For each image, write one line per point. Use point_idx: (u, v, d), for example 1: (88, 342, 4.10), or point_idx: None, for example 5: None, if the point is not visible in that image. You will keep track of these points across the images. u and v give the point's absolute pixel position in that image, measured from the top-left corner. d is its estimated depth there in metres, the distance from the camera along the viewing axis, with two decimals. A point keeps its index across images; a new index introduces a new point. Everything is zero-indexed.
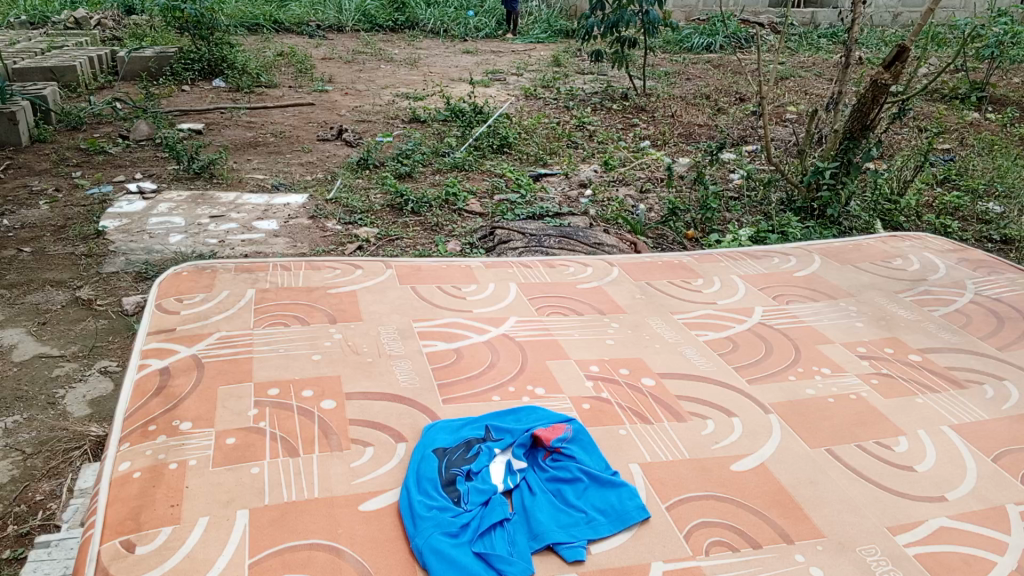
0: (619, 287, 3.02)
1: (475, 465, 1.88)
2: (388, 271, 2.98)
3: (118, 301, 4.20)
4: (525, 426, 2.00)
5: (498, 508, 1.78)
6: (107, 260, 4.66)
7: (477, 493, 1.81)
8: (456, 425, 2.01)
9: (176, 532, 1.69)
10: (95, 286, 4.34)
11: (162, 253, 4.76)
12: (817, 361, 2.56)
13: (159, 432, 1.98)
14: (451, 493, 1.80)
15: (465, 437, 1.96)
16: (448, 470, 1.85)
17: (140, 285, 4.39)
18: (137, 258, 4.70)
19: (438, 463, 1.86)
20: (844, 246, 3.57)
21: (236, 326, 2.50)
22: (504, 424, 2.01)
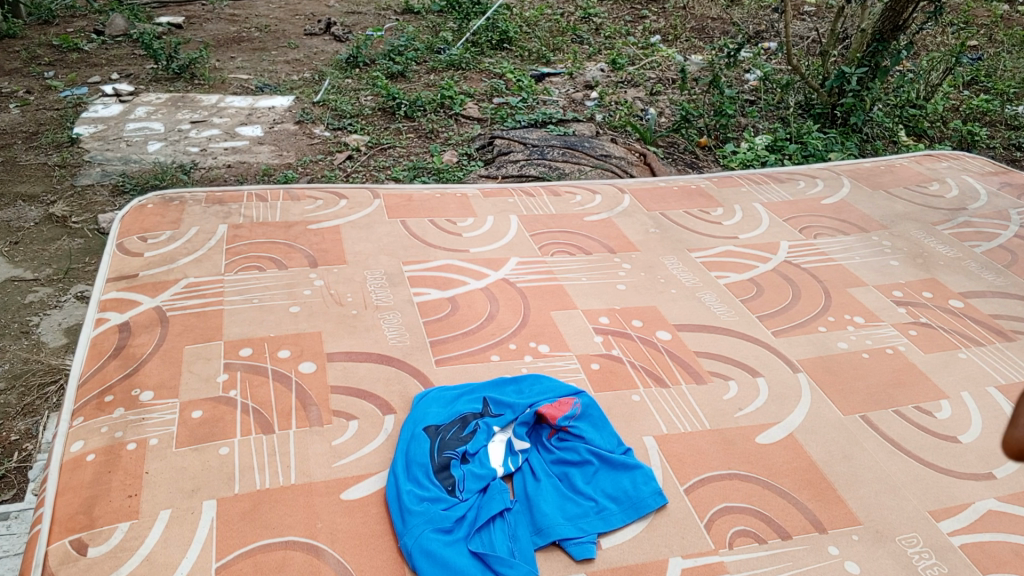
0: (631, 220, 2.76)
1: (472, 447, 1.66)
2: (377, 203, 2.71)
3: (94, 218, 3.91)
4: (528, 398, 1.77)
5: (497, 498, 1.58)
6: (83, 171, 4.33)
7: (474, 480, 1.60)
8: (450, 396, 1.79)
9: (133, 529, 1.49)
10: (69, 201, 4.04)
11: (141, 164, 4.43)
12: (849, 308, 2.33)
13: (116, 404, 1.76)
14: (445, 480, 1.59)
15: (461, 412, 1.74)
16: (440, 453, 1.64)
17: (118, 200, 4.08)
18: (113, 169, 4.37)
19: (430, 444, 1.65)
20: (876, 169, 3.27)
21: (206, 270, 2.25)
22: (504, 396, 1.79)
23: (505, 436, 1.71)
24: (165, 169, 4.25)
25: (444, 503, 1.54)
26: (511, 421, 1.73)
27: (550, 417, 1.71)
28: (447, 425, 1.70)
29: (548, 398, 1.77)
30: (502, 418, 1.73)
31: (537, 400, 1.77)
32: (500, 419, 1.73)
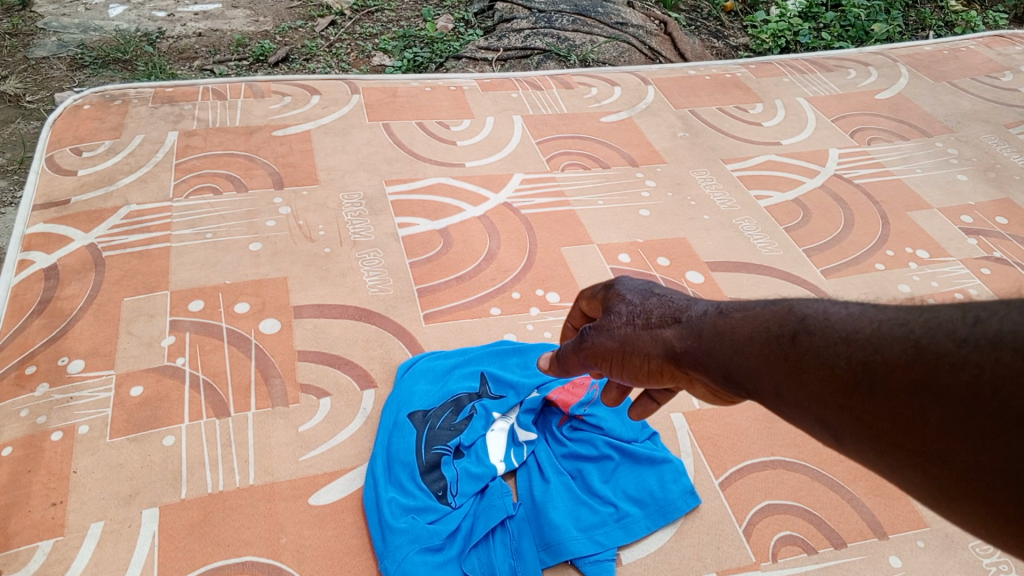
0: (655, 120, 2.36)
1: (466, 440, 1.38)
2: (356, 99, 2.31)
3: (52, 99, 2.93)
4: (535, 376, 1.49)
5: (499, 505, 1.30)
6: (37, 41, 3.24)
7: (470, 481, 1.33)
8: (441, 371, 1.49)
9: (57, 549, 1.23)
10: (18, 76, 3.00)
11: (102, 32, 3.34)
12: (911, 237, 1.98)
13: (39, 378, 1.46)
14: (435, 482, 1.31)
15: (453, 394, 1.45)
16: (430, 448, 1.35)
17: (78, 74, 3.06)
18: (71, 38, 3.30)
19: (416, 437, 1.36)
20: (937, 54, 2.82)
21: (150, 194, 1.89)
22: (505, 371, 1.50)
23: (506, 423, 1.43)
24: (127, 40, 3.24)
25: (433, 513, 1.27)
26: (513, 406, 1.45)
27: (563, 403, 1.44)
28: (436, 412, 1.41)
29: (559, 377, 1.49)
30: (503, 402, 1.45)
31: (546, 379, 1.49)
32: (500, 402, 1.45)
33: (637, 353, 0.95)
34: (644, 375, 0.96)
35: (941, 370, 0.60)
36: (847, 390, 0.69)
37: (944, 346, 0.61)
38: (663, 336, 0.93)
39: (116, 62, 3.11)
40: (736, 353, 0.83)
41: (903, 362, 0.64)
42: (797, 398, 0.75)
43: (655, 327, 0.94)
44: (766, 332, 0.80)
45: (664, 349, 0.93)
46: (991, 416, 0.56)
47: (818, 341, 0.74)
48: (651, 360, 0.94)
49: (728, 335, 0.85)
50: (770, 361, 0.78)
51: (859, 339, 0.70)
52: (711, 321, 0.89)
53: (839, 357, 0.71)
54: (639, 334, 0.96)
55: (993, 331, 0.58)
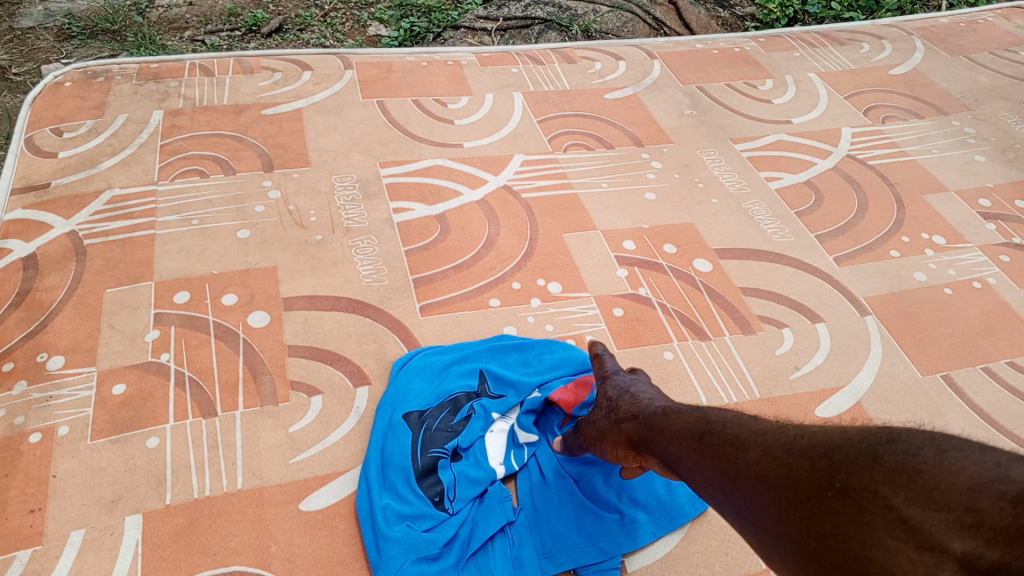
0: (661, 96, 2.27)
1: (465, 442, 1.32)
2: (349, 74, 2.22)
3: (39, 70, 2.70)
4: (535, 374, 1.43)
5: (499, 510, 1.24)
6: (22, 10, 2.97)
7: (468, 486, 1.26)
8: (437, 367, 1.42)
9: (36, 559, 1.17)
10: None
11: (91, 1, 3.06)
12: (927, 222, 1.91)
13: (17, 376, 1.39)
14: (432, 488, 1.25)
15: (451, 392, 1.38)
16: (426, 451, 1.29)
17: (66, 46, 2.83)
18: (55, 4, 3.03)
19: (412, 440, 1.30)
20: (953, 27, 2.73)
21: (134, 177, 1.81)
22: (505, 368, 1.44)
23: (505, 424, 1.37)
24: (116, 8, 3.00)
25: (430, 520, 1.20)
26: (513, 406, 1.39)
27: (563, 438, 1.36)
28: (433, 412, 1.35)
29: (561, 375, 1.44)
30: (503, 401, 1.39)
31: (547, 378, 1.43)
32: (500, 402, 1.39)
33: (602, 443, 1.18)
34: (616, 457, 1.17)
35: (773, 470, 0.82)
36: (724, 478, 0.88)
37: (780, 452, 0.83)
38: (615, 434, 1.14)
39: (105, 34, 2.89)
40: (666, 446, 1.01)
41: (757, 461, 0.85)
42: (698, 481, 0.93)
43: (620, 420, 1.14)
44: (683, 432, 0.99)
45: (624, 437, 1.13)
46: (801, 506, 0.77)
47: (716, 438, 0.93)
48: (618, 450, 1.15)
49: (661, 433, 1.04)
50: (687, 452, 0.96)
51: (736, 441, 0.89)
52: (651, 421, 1.08)
53: (724, 451, 0.90)
54: (606, 425, 1.17)
55: (806, 447, 0.81)
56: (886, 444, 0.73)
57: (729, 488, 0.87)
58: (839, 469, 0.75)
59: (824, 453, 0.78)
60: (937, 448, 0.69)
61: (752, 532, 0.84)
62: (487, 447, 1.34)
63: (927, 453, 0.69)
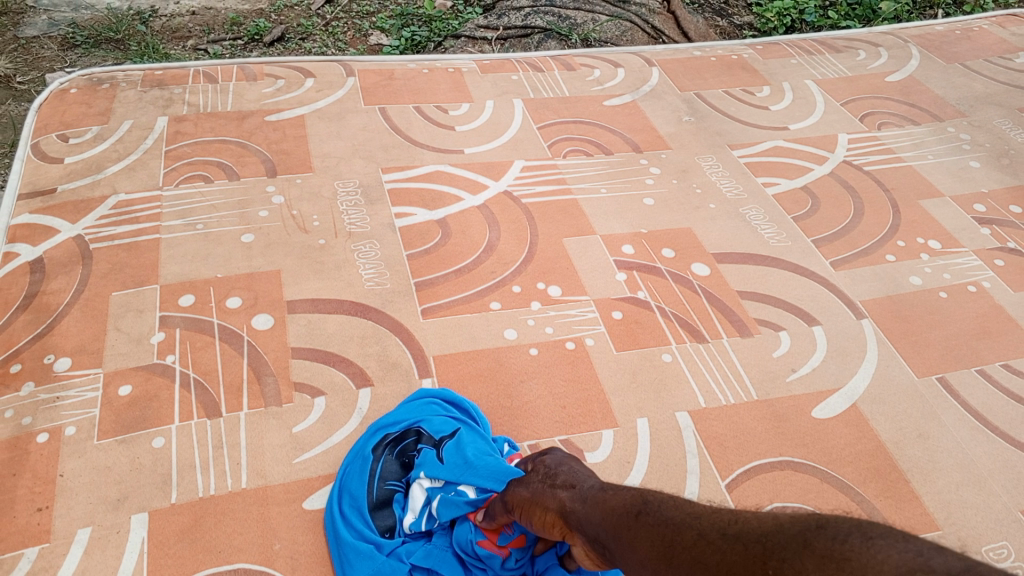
0: (659, 103, 2.30)
1: (411, 482, 1.24)
2: (352, 82, 2.25)
3: (44, 79, 2.73)
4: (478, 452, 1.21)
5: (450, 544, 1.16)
6: (27, 19, 3.00)
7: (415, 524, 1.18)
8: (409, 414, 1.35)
9: (44, 557, 1.19)
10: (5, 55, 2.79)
11: (95, 10, 3.09)
12: (922, 227, 1.93)
13: (24, 377, 1.41)
14: (383, 521, 1.20)
15: (419, 428, 1.31)
16: (381, 484, 1.24)
17: (71, 54, 2.85)
18: (60, 13, 3.06)
19: (371, 470, 1.25)
20: (949, 35, 2.76)
21: (139, 182, 1.83)
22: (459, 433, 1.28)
23: (427, 487, 1.20)
24: (120, 17, 3.03)
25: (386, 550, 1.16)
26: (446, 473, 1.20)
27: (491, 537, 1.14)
28: (391, 449, 1.28)
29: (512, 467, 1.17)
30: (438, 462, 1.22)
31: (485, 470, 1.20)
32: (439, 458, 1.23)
33: (521, 516, 1.07)
34: (539, 527, 1.04)
35: (706, 555, 0.75)
36: (663, 563, 0.80)
37: (714, 535, 0.76)
38: (538, 510, 1.04)
39: (109, 42, 2.91)
40: (598, 526, 0.94)
41: (691, 543, 0.77)
42: (631, 563, 0.86)
43: (557, 487, 1.04)
44: (614, 511, 0.92)
45: (556, 506, 1.01)
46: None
47: (650, 518, 0.85)
48: (538, 516, 1.04)
49: (592, 513, 0.96)
50: (620, 537, 0.88)
51: (670, 523, 0.82)
52: (580, 500, 1.00)
53: (657, 529, 0.82)
54: (536, 489, 1.06)
55: (742, 532, 0.74)
56: (816, 530, 0.68)
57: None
58: (771, 554, 0.69)
59: (756, 537, 0.71)
60: (864, 535, 0.64)
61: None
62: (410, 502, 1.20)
63: (853, 539, 0.64)
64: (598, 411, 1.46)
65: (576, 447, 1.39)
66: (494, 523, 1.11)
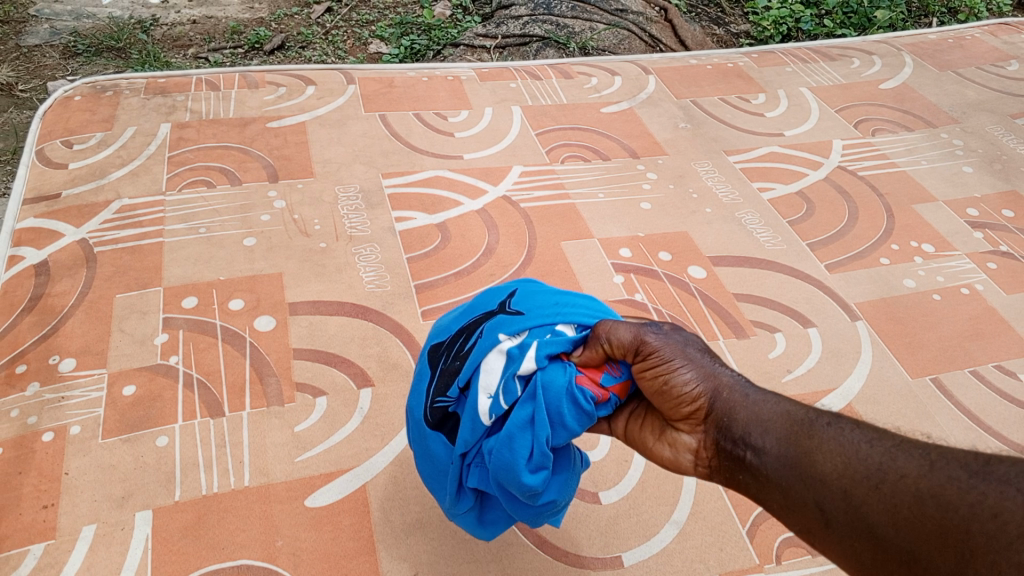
0: (656, 110, 2.33)
1: (462, 377, 0.98)
2: (353, 89, 2.27)
3: (46, 86, 2.75)
4: (556, 309, 1.00)
5: (527, 406, 0.92)
6: (29, 28, 3.03)
7: (468, 427, 0.96)
8: (464, 309, 1.12)
9: (48, 553, 1.20)
10: (7, 64, 2.82)
11: (96, 19, 3.12)
12: (916, 231, 1.96)
13: (30, 377, 1.43)
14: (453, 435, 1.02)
15: (471, 317, 1.07)
16: (431, 402, 1.02)
17: (72, 63, 2.88)
18: (62, 22, 3.09)
19: (424, 384, 1.06)
20: (942, 43, 2.79)
21: (143, 187, 1.86)
22: (525, 298, 1.03)
23: (509, 346, 0.96)
24: (122, 27, 3.06)
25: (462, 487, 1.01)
26: (522, 328, 0.97)
27: (591, 374, 0.94)
28: (442, 351, 1.06)
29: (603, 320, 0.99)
30: (511, 322, 0.98)
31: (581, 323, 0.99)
32: (503, 324, 0.99)
33: (651, 374, 0.91)
34: (668, 396, 0.90)
35: (946, 489, 0.67)
36: (858, 490, 0.72)
37: (954, 472, 0.68)
38: (681, 376, 0.89)
39: (110, 50, 2.95)
40: (765, 433, 0.82)
41: (914, 475, 0.70)
42: (793, 479, 0.78)
43: (717, 367, 0.90)
44: (793, 422, 0.81)
45: (709, 386, 0.88)
46: (966, 545, 0.64)
47: (835, 438, 0.77)
48: (678, 391, 0.89)
49: (760, 414, 0.84)
50: (796, 449, 0.79)
51: (868, 452, 0.74)
52: (741, 390, 0.87)
53: (850, 455, 0.75)
54: (685, 355, 0.91)
55: (1006, 474, 0.65)
56: None
57: (842, 506, 0.73)
58: None
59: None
60: None
61: (860, 572, 0.72)
62: (482, 374, 0.96)
63: None
64: None
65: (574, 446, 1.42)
66: (596, 350, 0.93)
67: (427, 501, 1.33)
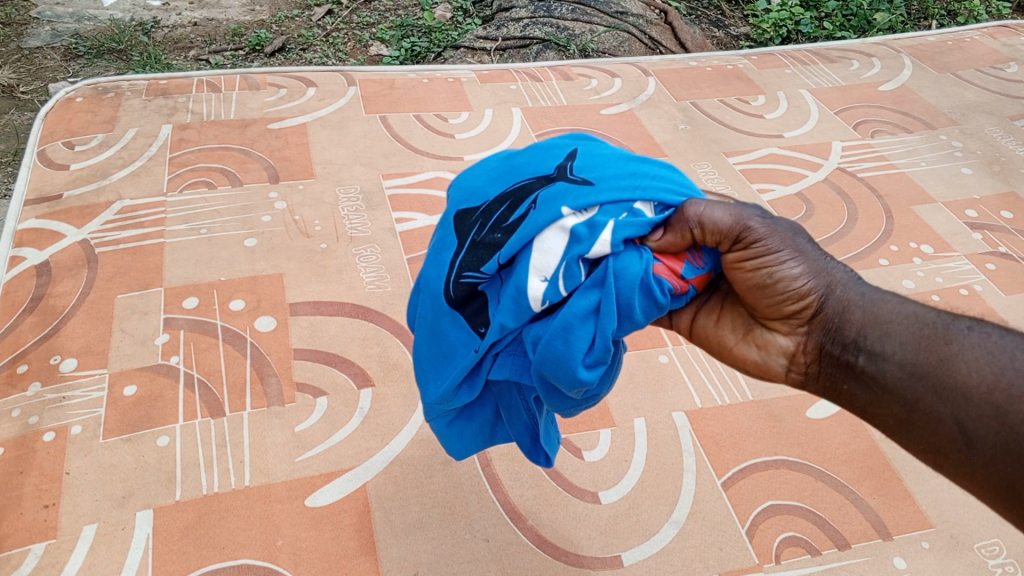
0: (656, 111, 2.33)
1: (509, 251, 0.87)
2: (353, 90, 2.28)
3: (48, 88, 2.76)
4: (632, 181, 0.89)
5: (592, 293, 0.84)
6: (30, 30, 3.04)
7: (510, 310, 0.87)
8: (500, 168, 0.97)
9: (49, 552, 1.21)
10: (9, 65, 2.83)
11: (98, 21, 3.13)
12: (915, 232, 1.96)
13: (31, 377, 1.44)
14: (478, 318, 0.92)
15: (515, 180, 0.94)
16: (458, 277, 0.92)
17: (74, 64, 2.89)
18: (63, 24, 3.10)
19: (450, 256, 0.93)
20: (941, 45, 2.80)
21: (144, 188, 1.86)
22: (587, 163, 0.91)
23: (573, 224, 0.85)
24: (123, 29, 3.07)
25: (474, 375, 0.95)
26: (593, 203, 0.85)
27: (664, 264, 0.88)
28: (476, 219, 0.93)
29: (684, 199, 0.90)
30: (578, 192, 0.86)
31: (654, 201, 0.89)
32: (568, 192, 0.87)
33: (754, 267, 0.89)
34: (776, 290, 0.90)
35: None
36: (1003, 402, 0.76)
37: None
38: (790, 273, 0.89)
39: (111, 53, 2.95)
40: (887, 337, 0.86)
41: None
42: (920, 390, 0.82)
43: (827, 264, 0.91)
44: (920, 329, 0.85)
45: (822, 285, 0.90)
46: None
47: (973, 353, 0.80)
48: (791, 287, 0.89)
49: (880, 317, 0.87)
50: (926, 358, 0.83)
51: (1012, 366, 0.77)
52: (850, 287, 0.90)
53: (993, 370, 0.78)
54: (798, 250, 0.90)
55: None
56: None
57: (988, 424, 0.77)
58: None
59: None
60: None
61: (992, 481, 0.77)
62: (539, 252, 0.86)
63: None
64: (596, 410, 1.49)
65: (574, 446, 1.43)
66: (681, 236, 0.87)
67: (428, 500, 1.33)
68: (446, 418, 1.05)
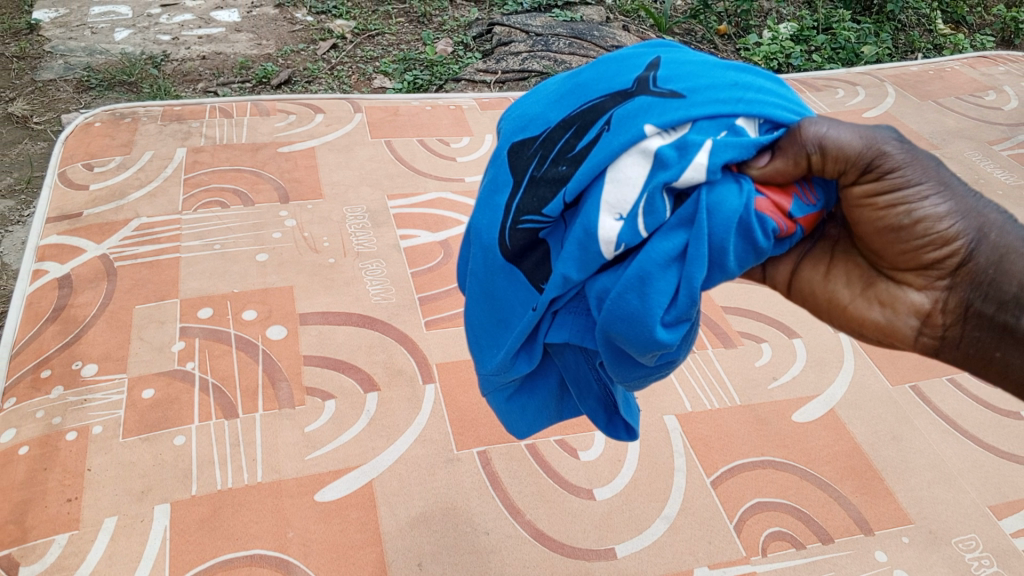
0: None
1: (578, 185, 0.85)
2: (359, 117, 2.39)
3: (61, 118, 2.87)
4: (733, 95, 0.82)
5: (677, 237, 0.81)
6: (44, 64, 3.17)
7: (576, 257, 0.86)
8: (564, 89, 0.93)
9: (72, 543, 1.28)
10: (28, 99, 2.95)
11: (109, 54, 3.25)
12: None
13: (54, 381, 1.51)
14: (537, 272, 0.94)
15: (582, 102, 0.90)
16: (516, 223, 0.91)
17: (86, 96, 3.01)
18: (77, 58, 3.22)
19: (505, 198, 0.93)
20: (923, 75, 2.92)
21: (160, 207, 1.95)
22: (673, 72, 0.85)
23: (656, 147, 0.81)
24: (133, 62, 3.19)
25: (532, 340, 0.98)
26: (685, 120, 0.81)
27: (768, 198, 0.82)
28: (536, 150, 0.91)
29: (795, 118, 0.84)
30: (664, 108, 0.82)
31: (758, 119, 0.83)
32: (652, 109, 0.82)
33: (888, 203, 0.80)
34: (914, 234, 0.80)
35: None
36: None
37: None
38: (933, 211, 0.79)
39: (122, 85, 3.07)
40: None
41: None
42: None
43: (983, 207, 0.79)
44: None
45: (973, 232, 0.78)
46: None
47: None
48: (933, 231, 0.79)
49: None
50: None
51: None
52: (1009, 232, 0.78)
53: None
54: (944, 190, 0.79)
55: None
56: None
57: None
58: None
59: None
60: None
61: None
62: (615, 187, 0.83)
63: None
64: None
65: (569, 446, 1.50)
66: (793, 161, 0.81)
67: (430, 496, 1.40)
68: (506, 393, 1.10)
